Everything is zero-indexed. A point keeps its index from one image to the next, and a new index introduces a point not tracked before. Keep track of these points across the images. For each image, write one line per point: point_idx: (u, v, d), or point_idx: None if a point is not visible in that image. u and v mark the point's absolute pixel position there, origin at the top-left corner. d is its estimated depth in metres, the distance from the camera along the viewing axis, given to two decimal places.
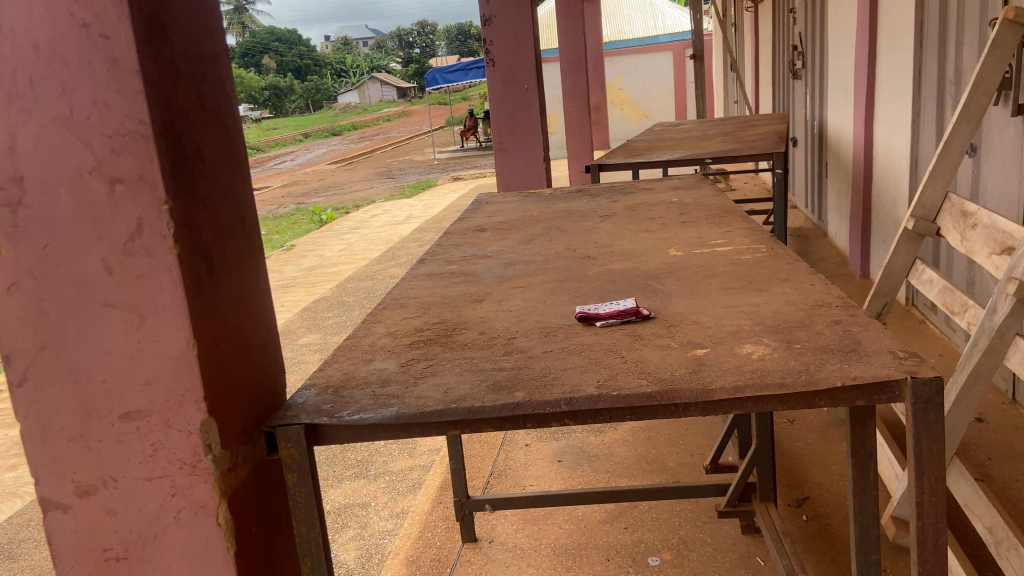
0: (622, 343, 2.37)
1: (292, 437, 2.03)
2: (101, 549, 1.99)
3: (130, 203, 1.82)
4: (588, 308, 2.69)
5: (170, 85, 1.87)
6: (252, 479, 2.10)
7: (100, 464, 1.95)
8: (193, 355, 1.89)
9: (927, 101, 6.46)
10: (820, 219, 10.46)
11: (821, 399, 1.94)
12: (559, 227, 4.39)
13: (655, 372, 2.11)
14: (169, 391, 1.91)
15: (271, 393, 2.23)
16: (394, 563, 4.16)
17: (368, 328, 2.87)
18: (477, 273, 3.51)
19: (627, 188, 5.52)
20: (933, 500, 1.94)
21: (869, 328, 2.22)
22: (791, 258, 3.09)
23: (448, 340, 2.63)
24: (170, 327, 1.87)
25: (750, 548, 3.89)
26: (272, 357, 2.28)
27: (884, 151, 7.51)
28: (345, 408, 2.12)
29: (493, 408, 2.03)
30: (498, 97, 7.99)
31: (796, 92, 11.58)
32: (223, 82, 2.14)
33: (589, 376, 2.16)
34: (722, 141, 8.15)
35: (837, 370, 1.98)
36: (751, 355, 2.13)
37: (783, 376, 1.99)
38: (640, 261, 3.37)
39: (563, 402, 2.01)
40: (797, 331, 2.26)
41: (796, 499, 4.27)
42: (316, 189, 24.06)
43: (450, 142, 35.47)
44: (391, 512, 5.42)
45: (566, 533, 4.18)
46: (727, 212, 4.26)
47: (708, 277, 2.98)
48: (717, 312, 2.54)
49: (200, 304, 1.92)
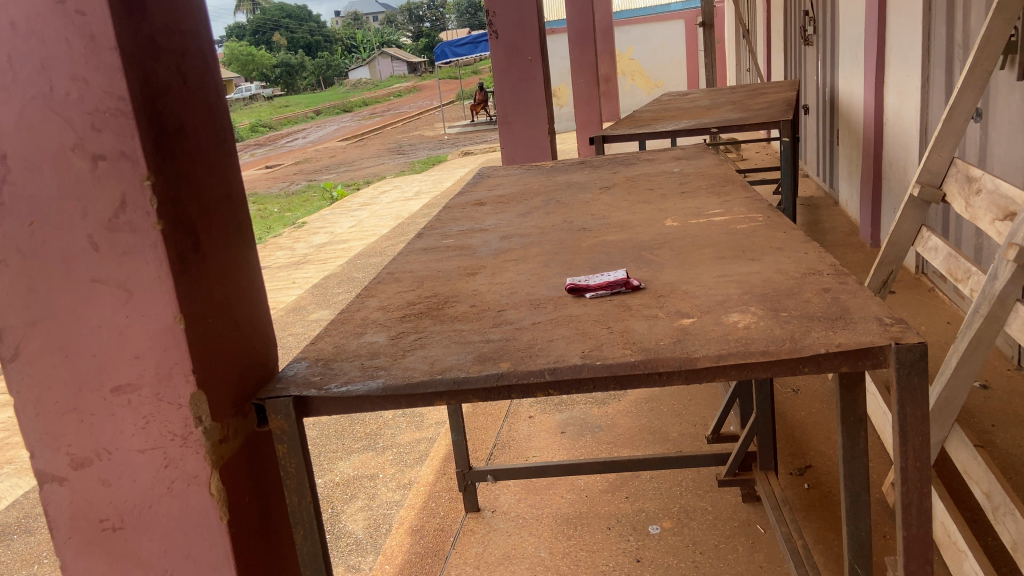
0: (610, 314, 2.38)
1: (281, 409, 2.06)
2: (97, 520, 2.03)
3: (112, 179, 1.83)
4: (578, 279, 2.70)
5: (149, 62, 1.87)
6: (244, 451, 2.14)
7: (93, 437, 1.99)
8: (181, 328, 1.91)
9: (936, 67, 6.37)
10: (831, 187, 10.37)
11: (804, 366, 1.94)
12: (558, 199, 4.39)
13: (639, 342, 2.13)
14: (159, 364, 1.93)
15: (261, 367, 2.26)
16: (398, 533, 4.22)
17: (361, 302, 2.89)
18: (473, 246, 3.52)
19: (629, 159, 5.49)
20: (917, 464, 1.95)
21: (858, 296, 2.22)
22: (785, 227, 3.08)
23: (439, 313, 2.65)
24: (157, 301, 1.90)
25: (750, 516, 3.92)
26: (262, 332, 2.30)
27: (894, 117, 7.40)
28: (334, 381, 2.14)
29: (478, 379, 2.05)
30: (502, 70, 7.94)
31: (807, 60, 11.42)
32: (206, 59, 2.14)
33: (575, 346, 2.18)
34: (728, 111, 8.07)
35: (820, 337, 1.98)
36: (736, 324, 2.13)
37: (767, 345, 1.99)
38: (635, 232, 3.36)
39: (547, 372, 2.03)
40: (785, 300, 2.26)
41: (797, 467, 4.28)
42: (326, 165, 24.05)
43: (460, 117, 35.31)
44: (399, 484, 5.48)
45: (568, 502, 4.21)
46: (727, 181, 4.24)
47: (701, 246, 2.98)
48: (706, 282, 2.54)
49: (187, 278, 1.94)
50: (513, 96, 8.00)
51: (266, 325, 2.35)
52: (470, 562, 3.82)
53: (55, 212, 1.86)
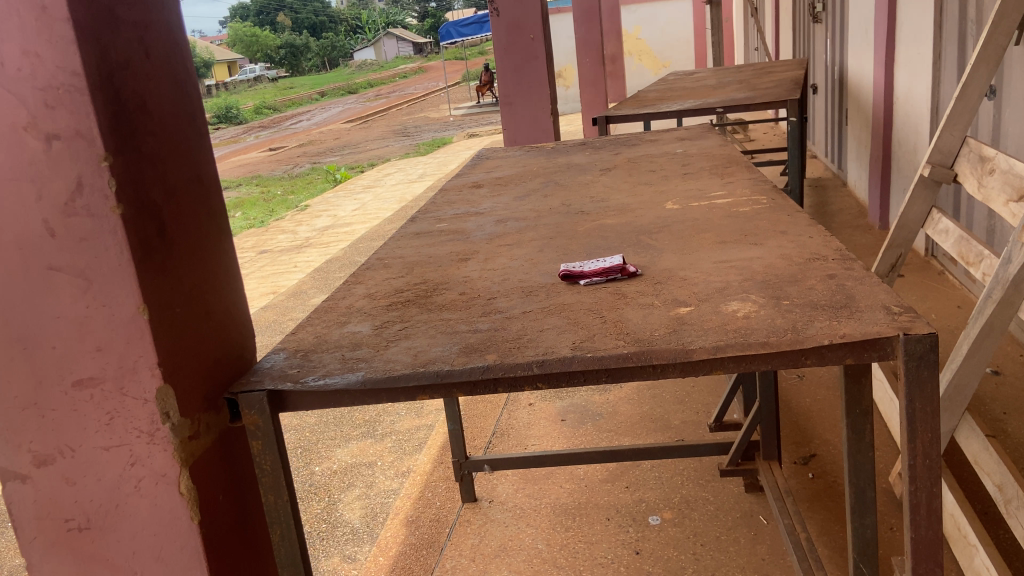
0: (604, 302, 2.27)
1: (255, 404, 1.95)
2: (63, 520, 1.94)
3: (68, 160, 1.72)
4: (573, 265, 2.58)
5: (107, 35, 1.76)
6: (217, 448, 2.03)
7: (56, 433, 1.89)
8: (144, 319, 1.80)
9: (948, 43, 6.18)
10: (840, 168, 10.18)
11: (806, 358, 1.82)
12: (557, 181, 4.26)
13: (633, 332, 2.01)
14: (121, 357, 1.83)
15: (236, 358, 2.15)
16: (394, 523, 4.13)
17: (347, 289, 2.78)
18: (467, 231, 3.39)
19: (632, 140, 5.35)
20: (926, 462, 1.83)
21: (865, 282, 2.09)
22: (790, 210, 2.94)
23: (426, 301, 2.54)
24: (118, 290, 1.79)
25: (753, 507, 3.82)
26: (236, 321, 2.19)
27: (905, 95, 7.21)
28: (311, 373, 2.04)
29: (462, 372, 1.94)
30: (503, 48, 7.78)
31: (816, 37, 11.18)
32: (172, 32, 2.02)
33: (565, 337, 2.06)
34: (735, 90, 7.90)
35: (825, 328, 1.86)
36: (736, 313, 2.01)
37: (768, 336, 1.87)
38: (634, 215, 3.23)
39: (535, 365, 1.92)
40: (787, 287, 2.14)
41: (802, 456, 4.17)
42: (330, 148, 23.88)
43: (465, 98, 34.99)
44: (397, 472, 5.40)
45: (567, 493, 4.12)
46: (731, 162, 4.10)
47: (701, 230, 2.85)
48: (707, 268, 2.41)
49: (150, 266, 1.83)
50: (515, 76, 7.84)
51: (241, 315, 2.24)
52: (466, 554, 3.74)
53: (9, 196, 1.76)
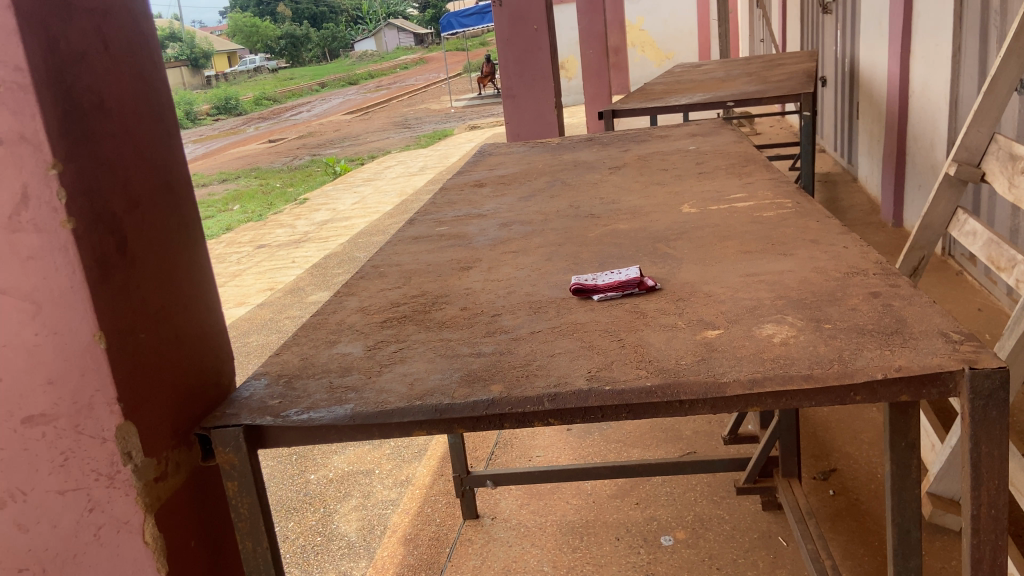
0: (621, 322, 2.04)
1: (229, 442, 1.73)
2: (15, 570, 1.73)
3: (12, 167, 1.50)
4: (585, 278, 2.36)
5: (56, 23, 1.53)
6: (188, 489, 1.82)
7: (5, 475, 1.67)
8: (100, 348, 1.58)
9: (969, 34, 5.93)
10: (850, 162, 9.93)
11: (856, 395, 1.60)
12: (564, 181, 4.03)
13: (655, 360, 1.78)
14: (75, 391, 1.61)
15: (209, 385, 1.93)
16: (391, 541, 3.92)
17: (339, 302, 2.56)
18: (468, 236, 3.17)
19: (641, 136, 5.11)
20: (992, 513, 1.60)
21: (915, 303, 1.87)
22: (819, 215, 2.71)
23: (424, 317, 2.31)
24: (70, 315, 1.57)
25: (772, 527, 3.60)
26: (211, 344, 1.97)
27: (921, 89, 6.97)
28: (294, 405, 1.82)
29: (463, 407, 1.72)
30: (505, 40, 7.54)
31: (825, 29, 10.90)
32: (135, 21, 1.79)
33: (579, 364, 1.84)
34: (745, 83, 7.65)
35: (876, 359, 1.63)
36: (772, 338, 1.79)
37: (811, 367, 1.64)
38: (649, 220, 3.01)
39: (546, 399, 1.69)
40: (827, 307, 1.91)
41: (821, 471, 3.95)
42: (330, 139, 23.61)
43: (467, 89, 34.65)
44: (395, 481, 5.19)
45: (573, 509, 3.90)
46: (749, 160, 3.86)
47: (724, 237, 2.63)
48: (733, 282, 2.19)
49: (108, 288, 1.60)
50: (518, 68, 7.59)
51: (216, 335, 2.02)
52: None
53: None
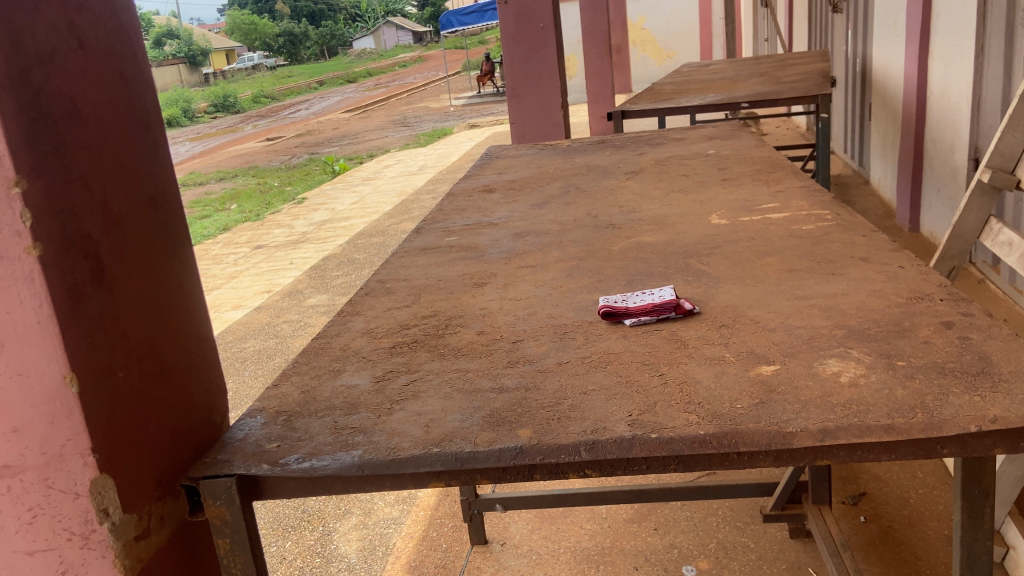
0: (661, 353, 1.83)
1: (221, 494, 1.51)
2: None
3: None
4: (614, 300, 2.15)
5: (23, 16, 1.31)
6: (174, 543, 1.60)
7: None
8: (72, 392, 1.37)
9: (993, 34, 5.72)
10: (861, 165, 9.72)
11: (943, 448, 1.39)
12: (578, 187, 3.82)
13: (705, 400, 1.57)
14: (45, 441, 1.40)
15: (199, 425, 1.71)
16: (394, 568, 3.70)
17: (343, 324, 2.34)
18: (481, 248, 2.96)
19: (655, 139, 4.90)
20: None
21: (997, 338, 1.66)
22: (865, 230, 2.50)
23: (438, 343, 2.10)
24: (38, 354, 1.35)
25: (801, 556, 3.38)
26: (201, 377, 1.76)
27: (940, 91, 6.75)
28: (295, 450, 1.60)
29: (487, 456, 1.50)
30: (510, 38, 7.32)
31: (835, 28, 10.68)
32: (115, 14, 1.57)
33: (618, 405, 1.62)
34: (757, 83, 7.44)
35: (965, 407, 1.42)
36: (838, 378, 1.57)
37: (889, 416, 1.43)
38: (676, 231, 2.79)
39: (583, 448, 1.48)
40: (895, 340, 1.70)
41: (851, 495, 3.75)
42: (329, 138, 23.36)
43: (466, 88, 34.34)
44: (397, 498, 4.97)
45: (588, 535, 3.69)
46: (774, 166, 3.65)
47: (762, 254, 2.42)
48: (782, 308, 1.98)
49: (83, 322, 1.39)
50: (524, 67, 7.36)
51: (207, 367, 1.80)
52: None
53: None
